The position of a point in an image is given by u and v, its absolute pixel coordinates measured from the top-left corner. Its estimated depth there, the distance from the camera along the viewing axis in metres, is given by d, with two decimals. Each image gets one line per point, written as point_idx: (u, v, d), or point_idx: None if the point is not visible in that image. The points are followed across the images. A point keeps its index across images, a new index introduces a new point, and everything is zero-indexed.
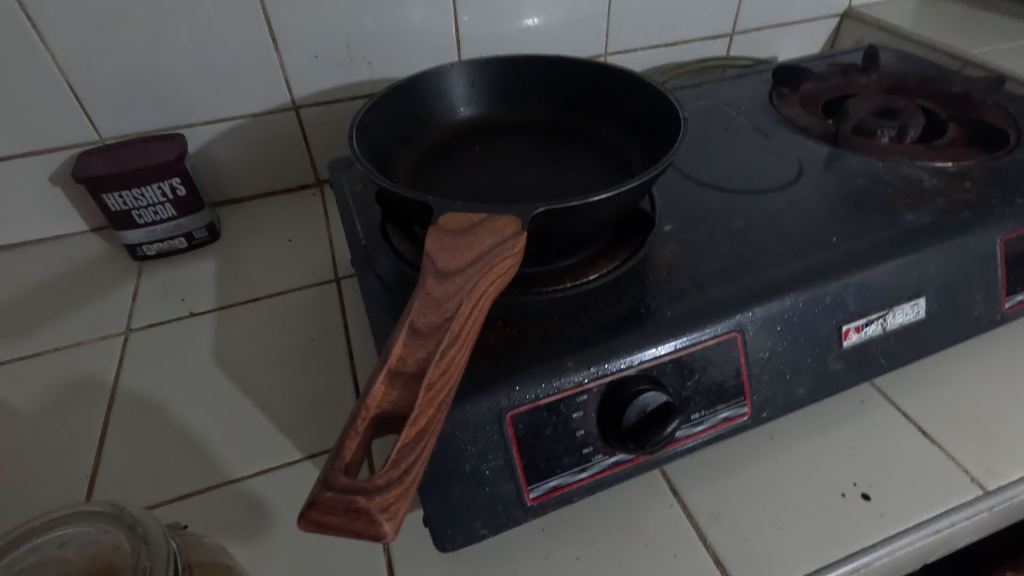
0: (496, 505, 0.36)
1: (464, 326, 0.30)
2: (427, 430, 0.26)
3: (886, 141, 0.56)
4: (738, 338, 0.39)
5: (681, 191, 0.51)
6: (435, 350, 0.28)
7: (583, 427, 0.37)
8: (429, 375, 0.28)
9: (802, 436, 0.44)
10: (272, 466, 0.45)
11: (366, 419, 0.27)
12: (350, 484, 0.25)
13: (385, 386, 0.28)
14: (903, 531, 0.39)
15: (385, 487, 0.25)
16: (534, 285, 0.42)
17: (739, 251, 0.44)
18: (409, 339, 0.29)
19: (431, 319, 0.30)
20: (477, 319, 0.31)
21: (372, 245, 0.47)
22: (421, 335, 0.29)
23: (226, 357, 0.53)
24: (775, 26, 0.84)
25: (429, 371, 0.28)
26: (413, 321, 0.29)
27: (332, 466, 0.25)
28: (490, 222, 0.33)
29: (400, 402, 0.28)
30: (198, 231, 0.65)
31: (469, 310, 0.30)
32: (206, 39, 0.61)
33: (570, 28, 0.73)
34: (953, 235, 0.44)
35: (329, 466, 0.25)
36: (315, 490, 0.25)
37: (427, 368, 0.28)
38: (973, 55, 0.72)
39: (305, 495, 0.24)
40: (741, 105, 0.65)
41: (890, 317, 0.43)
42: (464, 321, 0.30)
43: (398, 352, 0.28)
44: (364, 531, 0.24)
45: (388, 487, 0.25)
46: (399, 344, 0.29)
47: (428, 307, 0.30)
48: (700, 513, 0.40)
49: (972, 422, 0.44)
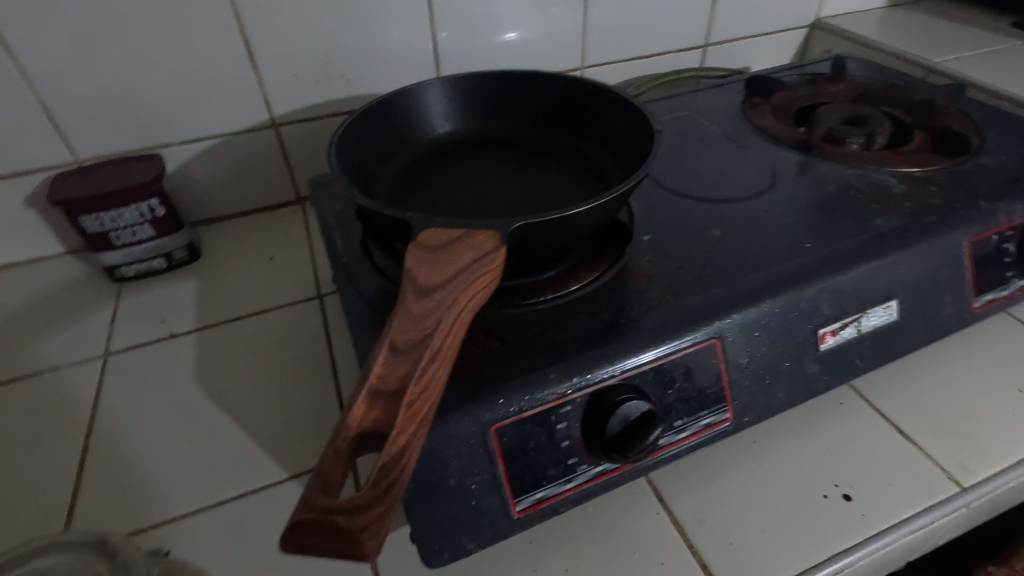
0: (482, 519, 0.36)
1: (444, 343, 0.30)
2: (407, 449, 0.26)
3: (855, 149, 0.58)
4: (717, 345, 0.40)
5: (659, 201, 0.52)
6: (415, 368, 0.28)
7: (567, 438, 0.37)
8: (410, 394, 0.28)
9: (783, 439, 0.45)
10: (257, 487, 0.44)
11: (347, 439, 0.27)
12: (332, 505, 0.25)
13: (366, 404, 0.28)
14: (884, 530, 0.39)
15: (367, 508, 0.25)
16: (516, 298, 0.42)
17: (716, 260, 0.45)
18: (390, 356, 0.29)
19: (410, 336, 0.30)
20: (457, 335, 0.31)
21: (354, 262, 0.48)
22: (401, 352, 0.29)
23: (208, 378, 0.53)
24: (746, 37, 0.86)
25: (409, 390, 0.28)
26: (393, 339, 0.29)
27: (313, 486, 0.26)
28: (468, 239, 0.33)
29: (381, 421, 0.28)
30: (177, 251, 0.65)
31: (449, 327, 0.30)
32: (183, 59, 0.61)
33: (547, 42, 0.74)
34: (921, 239, 0.46)
35: (311, 487, 0.25)
36: (298, 511, 0.25)
37: (408, 386, 0.28)
38: (936, 63, 0.74)
39: (286, 517, 0.25)
40: (715, 115, 0.66)
41: (864, 320, 0.44)
42: (444, 337, 0.30)
43: (379, 371, 0.28)
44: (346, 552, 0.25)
45: (369, 507, 0.25)
46: (380, 362, 0.29)
47: (407, 324, 0.30)
48: (686, 520, 0.41)
49: (947, 420, 0.45)
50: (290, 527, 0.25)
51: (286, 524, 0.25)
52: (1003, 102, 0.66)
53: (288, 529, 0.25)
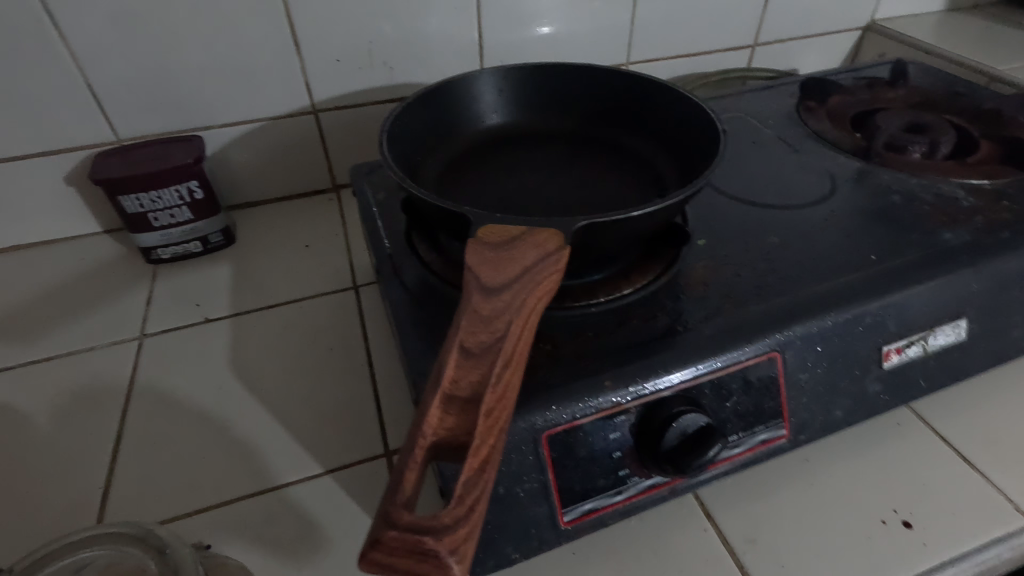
0: (529, 527, 0.35)
1: (515, 346, 0.28)
2: (488, 461, 0.25)
3: (918, 158, 0.55)
4: (778, 357, 0.38)
5: (712, 205, 0.50)
6: (490, 373, 0.27)
7: (619, 449, 0.35)
8: (487, 401, 0.26)
9: (837, 458, 0.43)
10: (292, 481, 0.43)
11: (424, 448, 0.25)
12: (416, 520, 0.23)
13: (439, 411, 0.26)
14: (947, 561, 0.37)
15: (454, 524, 0.24)
16: (567, 300, 0.41)
17: (775, 268, 0.43)
18: (460, 360, 0.28)
19: (479, 338, 0.28)
20: (527, 339, 0.29)
21: (398, 254, 0.46)
22: (473, 356, 0.28)
23: (243, 366, 0.52)
24: (796, 39, 0.83)
25: (485, 397, 0.26)
26: (462, 342, 0.28)
27: (393, 499, 0.24)
28: (531, 237, 0.32)
29: (457, 429, 0.26)
30: (213, 235, 0.64)
31: (519, 330, 0.29)
32: (228, 40, 0.60)
33: (593, 37, 0.72)
34: (994, 256, 0.43)
35: (392, 501, 0.24)
36: (376, 527, 0.23)
37: (484, 393, 0.26)
38: (1000, 71, 0.71)
39: (366, 536, 0.23)
40: (768, 117, 0.64)
41: (931, 339, 0.42)
42: (515, 340, 0.28)
43: (451, 375, 0.27)
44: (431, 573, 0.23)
45: (456, 524, 0.24)
46: (450, 366, 0.27)
47: (476, 326, 0.29)
48: (736, 539, 0.39)
49: (1013, 448, 0.43)
50: (373, 543, 0.23)
51: (365, 542, 0.23)
52: None
53: (371, 545, 0.23)
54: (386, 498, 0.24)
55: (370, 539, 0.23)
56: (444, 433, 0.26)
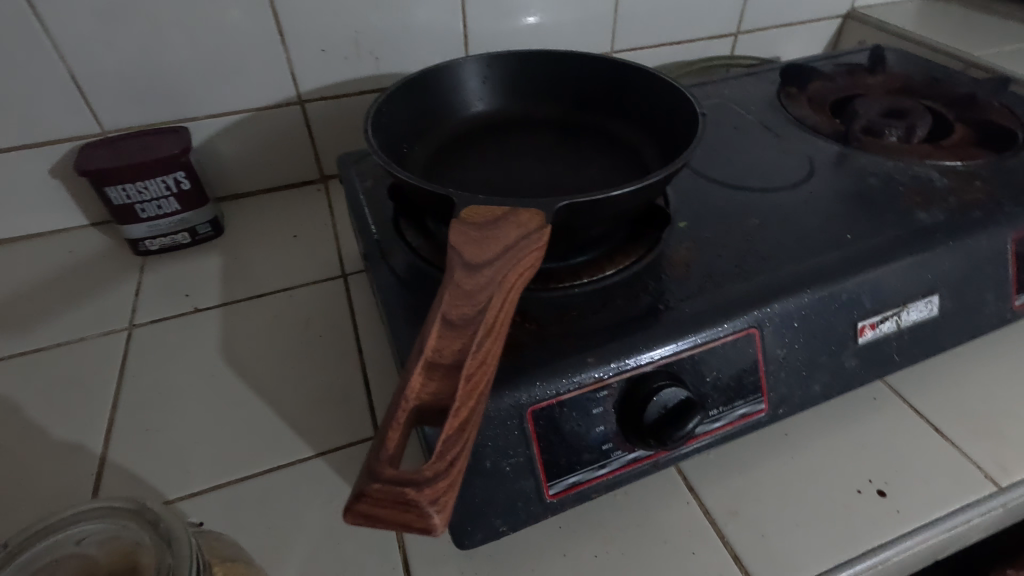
0: (516, 501, 0.36)
1: (496, 319, 0.29)
2: (470, 422, 0.26)
3: (895, 141, 0.57)
4: (756, 334, 0.39)
5: (695, 188, 0.51)
6: (471, 342, 0.28)
7: (603, 423, 0.36)
8: (468, 367, 0.27)
9: (816, 432, 0.44)
10: (283, 464, 0.44)
11: (407, 411, 0.26)
12: (399, 474, 0.24)
13: (422, 377, 0.27)
14: (920, 527, 0.39)
15: (435, 478, 0.25)
16: (552, 281, 0.41)
17: (755, 248, 0.44)
18: (442, 330, 0.28)
19: (462, 311, 0.29)
20: (507, 313, 0.30)
21: (385, 240, 0.47)
22: (455, 327, 0.28)
23: (233, 354, 0.53)
24: (779, 27, 0.84)
25: (467, 363, 0.27)
26: (445, 314, 0.29)
27: (377, 456, 0.25)
28: (512, 217, 0.32)
29: (439, 394, 0.27)
30: (201, 226, 0.64)
31: (500, 303, 0.29)
32: (213, 31, 0.60)
33: (578, 26, 0.73)
34: (966, 234, 0.45)
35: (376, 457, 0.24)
36: (361, 481, 0.24)
37: (465, 359, 0.27)
38: (976, 57, 0.73)
39: (352, 488, 0.24)
40: (749, 103, 0.65)
41: (905, 315, 0.43)
42: (496, 312, 0.29)
43: (434, 344, 0.28)
44: (414, 523, 0.24)
45: (437, 478, 0.25)
46: (433, 336, 0.28)
47: (458, 300, 0.29)
48: (717, 510, 0.40)
49: (985, 420, 0.44)
50: (357, 496, 0.24)
51: (351, 494, 0.24)
52: None
53: (355, 498, 0.24)
54: (371, 455, 0.25)
55: (354, 491, 0.24)
56: (426, 398, 0.27)
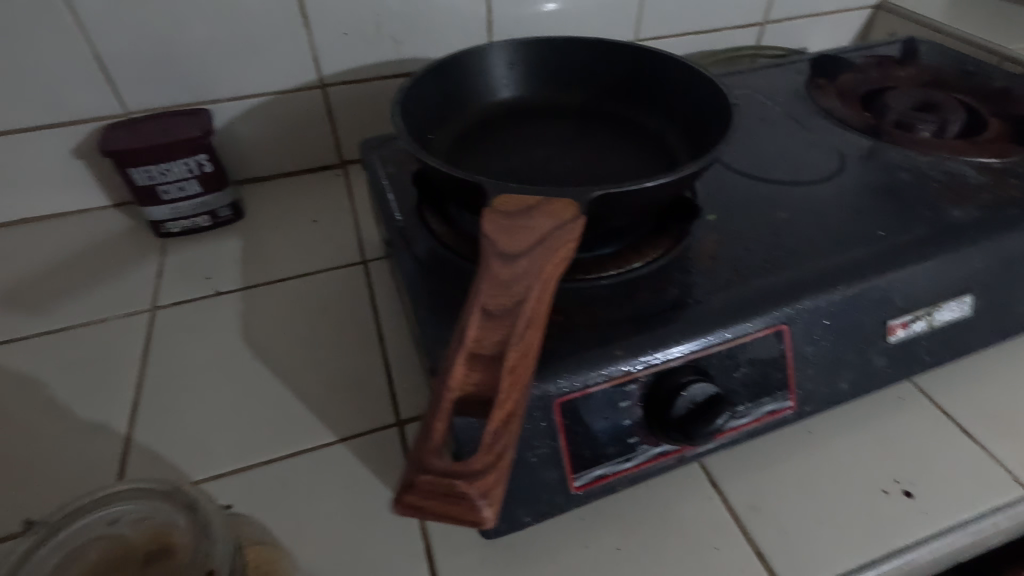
0: (540, 492, 0.36)
1: (536, 309, 0.29)
2: (515, 414, 0.26)
3: (927, 136, 0.55)
4: (785, 331, 0.39)
5: (722, 180, 0.50)
6: (512, 333, 0.28)
7: (629, 417, 0.36)
8: (510, 359, 0.27)
9: (840, 430, 0.44)
10: (306, 448, 0.44)
11: (450, 403, 0.26)
12: (447, 467, 0.24)
13: (463, 368, 0.27)
14: (946, 528, 0.38)
15: (482, 471, 0.25)
16: (578, 272, 0.41)
17: (784, 243, 0.43)
18: (482, 321, 0.28)
19: (501, 301, 0.29)
20: (546, 303, 0.30)
21: (409, 227, 0.47)
22: (495, 318, 0.28)
23: (254, 338, 0.53)
24: (806, 16, 0.82)
25: (509, 355, 0.27)
26: (484, 305, 0.28)
27: (424, 449, 0.25)
28: (546, 207, 0.32)
29: (481, 386, 0.27)
30: (221, 209, 0.64)
31: (539, 294, 0.29)
32: (236, 12, 0.60)
33: (602, 12, 0.71)
34: (1001, 233, 0.44)
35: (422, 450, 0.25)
36: (410, 474, 0.25)
37: (506, 351, 0.27)
38: (1011, 50, 0.71)
39: (401, 481, 0.24)
40: (777, 95, 0.64)
41: (935, 314, 0.43)
42: (536, 303, 0.29)
43: (474, 335, 0.28)
44: (465, 515, 0.24)
45: (485, 471, 0.25)
46: (473, 327, 0.28)
47: (497, 290, 0.29)
48: (741, 506, 0.40)
49: (1014, 422, 0.44)
50: (406, 488, 0.24)
51: (400, 486, 0.24)
52: None
53: (404, 490, 0.24)
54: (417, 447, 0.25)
55: (403, 483, 0.24)
56: (468, 390, 0.27)
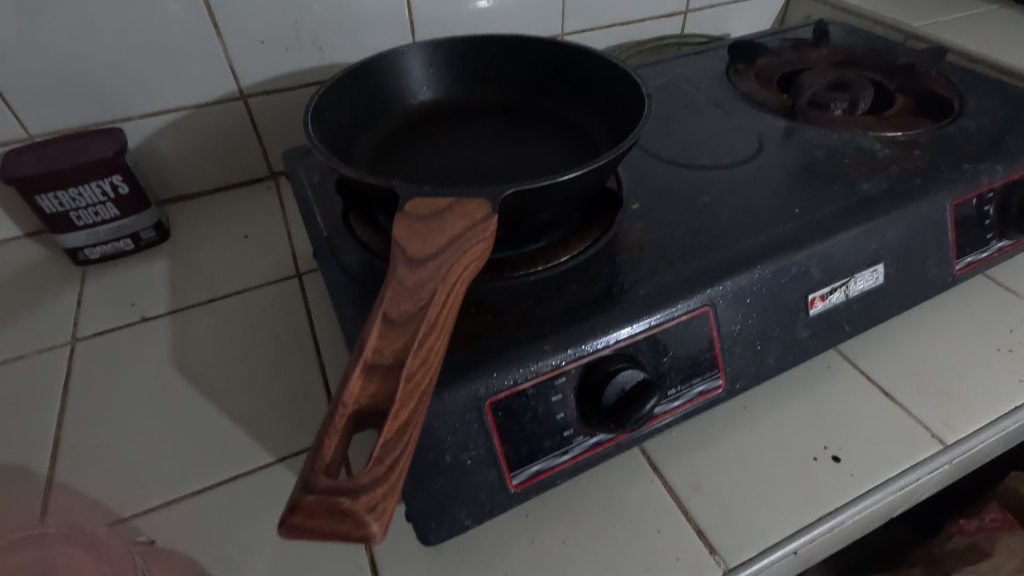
0: (479, 493, 0.36)
1: (439, 315, 0.29)
2: (409, 423, 0.26)
3: (840, 114, 0.58)
4: (710, 312, 0.40)
5: (646, 169, 0.51)
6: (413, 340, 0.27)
7: (562, 410, 0.36)
8: (408, 367, 0.27)
9: (772, 403, 0.45)
10: (243, 471, 0.43)
11: (345, 416, 0.26)
12: (335, 483, 0.24)
13: (362, 378, 0.27)
14: (873, 488, 0.40)
15: (372, 485, 0.24)
16: (507, 270, 0.41)
17: (706, 227, 0.44)
18: (384, 329, 0.28)
19: (404, 309, 0.28)
20: (452, 309, 0.29)
21: (335, 236, 0.46)
22: (396, 325, 0.28)
23: (184, 362, 0.51)
24: (727, 3, 0.84)
25: (408, 362, 0.27)
26: (386, 312, 0.28)
27: (314, 465, 0.24)
28: (459, 208, 0.32)
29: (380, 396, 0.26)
30: (145, 231, 0.62)
31: (443, 299, 0.29)
32: (144, 24, 0.57)
33: (526, 8, 0.71)
34: (907, 202, 0.46)
35: (311, 467, 0.24)
36: (296, 493, 0.24)
37: (406, 358, 0.27)
38: (914, 28, 0.74)
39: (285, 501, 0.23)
40: (699, 81, 0.65)
41: (852, 284, 0.45)
42: (440, 308, 0.29)
43: (374, 344, 0.27)
44: (352, 531, 0.23)
45: (375, 485, 0.24)
46: (373, 336, 0.27)
47: (401, 297, 0.29)
48: (681, 487, 0.41)
49: (931, 380, 0.46)
50: (291, 508, 0.23)
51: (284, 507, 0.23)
52: (982, 67, 0.66)
53: (289, 510, 0.24)
54: (307, 464, 0.24)
55: (289, 503, 0.23)
56: (366, 401, 0.26)
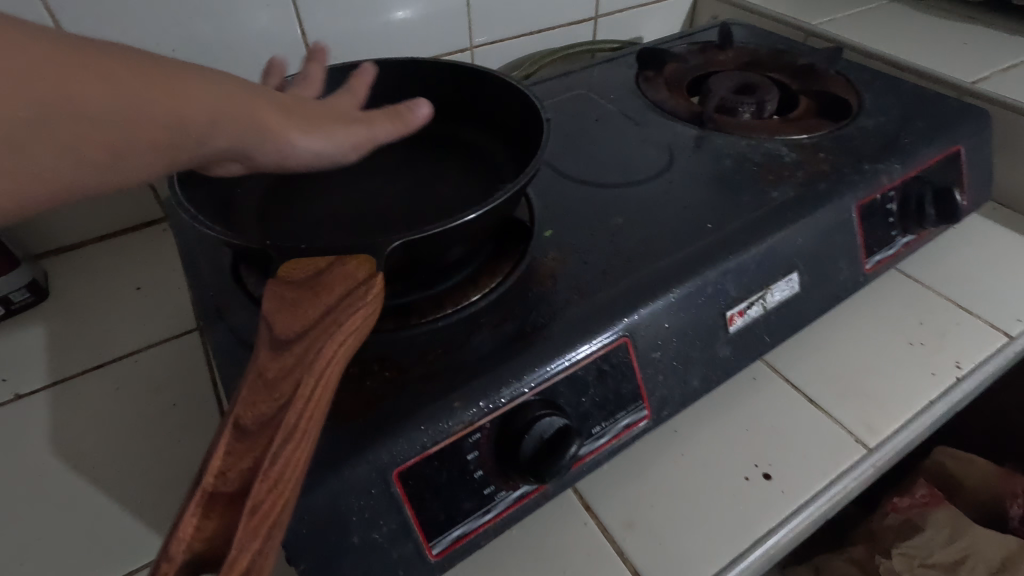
0: (396, 570, 0.33)
1: (303, 412, 0.25)
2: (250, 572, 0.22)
3: (747, 118, 0.58)
4: (629, 343, 0.38)
5: (558, 191, 0.50)
6: (264, 456, 0.24)
7: (480, 467, 0.34)
8: (255, 492, 0.23)
9: (702, 422, 0.45)
10: (136, 567, 0.38)
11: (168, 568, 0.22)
12: None
13: (197, 517, 0.23)
14: (804, 503, 0.40)
15: None
16: (412, 317, 0.38)
17: (620, 250, 0.43)
18: (231, 444, 0.25)
19: (261, 411, 0.26)
20: (321, 402, 0.26)
21: (223, 292, 0.41)
22: (248, 434, 0.25)
23: (66, 444, 0.45)
24: (635, 7, 0.84)
25: (255, 486, 0.23)
26: (238, 418, 0.25)
27: None
28: (338, 268, 0.30)
29: (218, 535, 0.23)
30: (15, 294, 0.55)
31: (306, 393, 0.26)
32: None
33: (430, 22, 0.68)
34: (814, 208, 0.46)
35: None
36: None
37: (253, 482, 0.23)
38: (813, 25, 0.76)
39: None
40: (609, 91, 0.64)
41: (769, 296, 0.44)
42: (303, 405, 0.26)
43: (218, 467, 0.24)
44: None
45: None
46: (218, 456, 0.24)
47: (260, 394, 0.26)
48: (615, 525, 0.39)
49: (851, 382, 0.47)
50: None
51: None
52: (877, 62, 0.68)
53: None
54: None
55: None
56: (200, 544, 0.23)
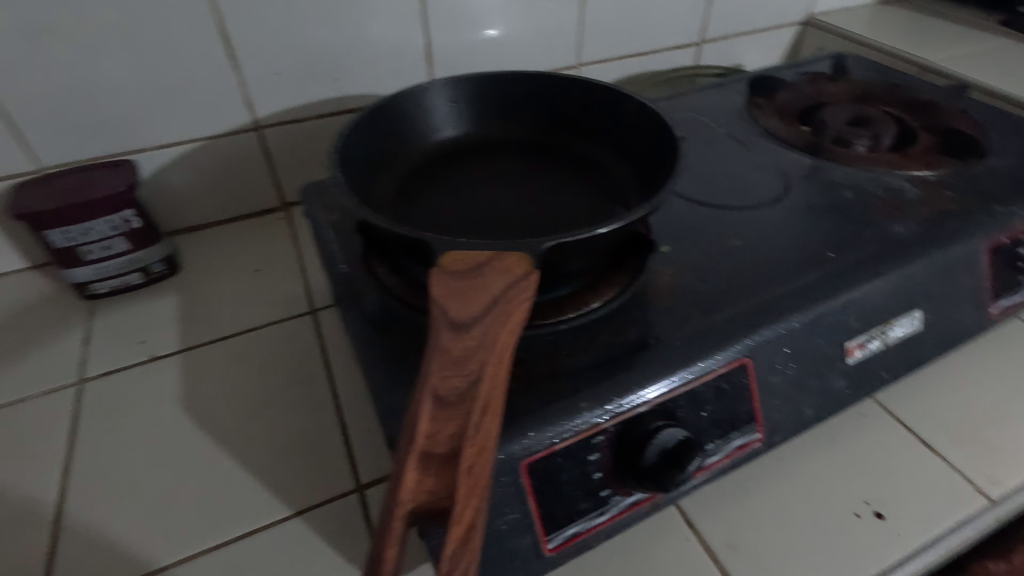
0: (513, 558, 0.34)
1: (490, 386, 0.28)
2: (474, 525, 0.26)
3: (863, 151, 0.57)
4: (749, 364, 0.38)
5: (672, 209, 0.50)
6: (467, 426, 0.27)
7: (600, 469, 0.35)
8: (466, 456, 0.27)
9: (808, 453, 0.44)
10: (259, 526, 0.41)
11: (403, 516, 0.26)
12: None
13: (416, 473, 0.27)
14: (920, 548, 0.38)
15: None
16: (535, 317, 0.39)
17: (738, 272, 0.43)
18: (434, 413, 0.28)
19: (453, 384, 0.28)
20: (501, 376, 0.29)
21: (356, 278, 0.44)
22: (447, 405, 0.28)
23: (195, 407, 0.49)
24: (740, 34, 0.84)
25: (465, 452, 0.27)
26: (436, 390, 0.28)
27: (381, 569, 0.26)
28: (496, 262, 0.32)
29: (437, 489, 0.27)
30: (154, 265, 0.60)
31: (492, 369, 0.29)
32: (158, 55, 0.56)
33: (543, 39, 0.71)
34: (942, 245, 0.45)
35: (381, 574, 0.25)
36: None
37: (462, 448, 0.27)
38: (930, 61, 0.74)
39: None
40: (719, 116, 0.64)
41: (890, 332, 0.43)
42: (490, 381, 0.29)
43: (427, 432, 0.27)
44: None
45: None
46: (423, 423, 0.28)
47: (448, 369, 0.29)
48: (718, 546, 0.39)
49: (969, 429, 0.45)
50: None
51: None
52: (1001, 103, 0.66)
53: None
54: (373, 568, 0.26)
55: None
56: (424, 496, 0.27)
